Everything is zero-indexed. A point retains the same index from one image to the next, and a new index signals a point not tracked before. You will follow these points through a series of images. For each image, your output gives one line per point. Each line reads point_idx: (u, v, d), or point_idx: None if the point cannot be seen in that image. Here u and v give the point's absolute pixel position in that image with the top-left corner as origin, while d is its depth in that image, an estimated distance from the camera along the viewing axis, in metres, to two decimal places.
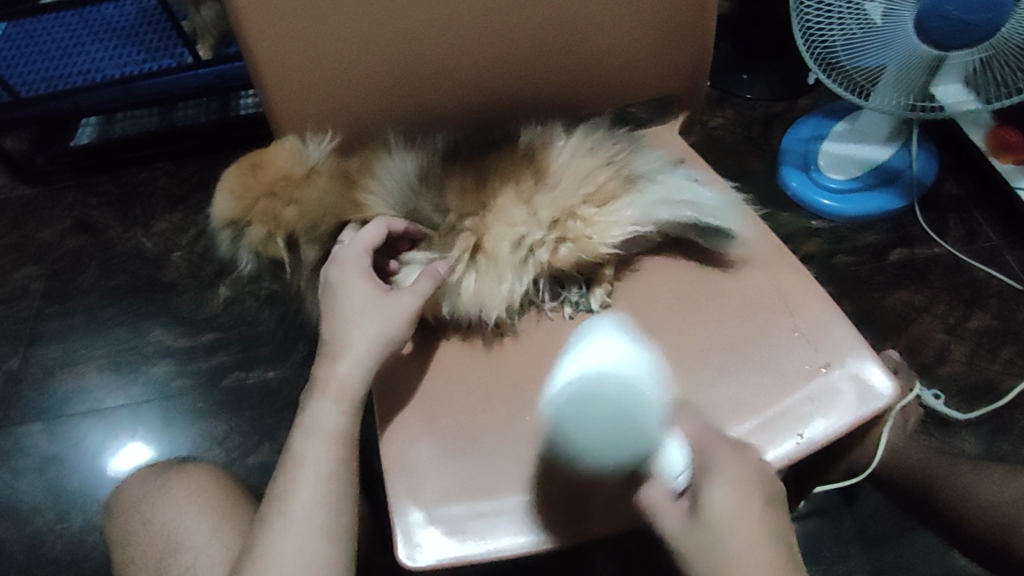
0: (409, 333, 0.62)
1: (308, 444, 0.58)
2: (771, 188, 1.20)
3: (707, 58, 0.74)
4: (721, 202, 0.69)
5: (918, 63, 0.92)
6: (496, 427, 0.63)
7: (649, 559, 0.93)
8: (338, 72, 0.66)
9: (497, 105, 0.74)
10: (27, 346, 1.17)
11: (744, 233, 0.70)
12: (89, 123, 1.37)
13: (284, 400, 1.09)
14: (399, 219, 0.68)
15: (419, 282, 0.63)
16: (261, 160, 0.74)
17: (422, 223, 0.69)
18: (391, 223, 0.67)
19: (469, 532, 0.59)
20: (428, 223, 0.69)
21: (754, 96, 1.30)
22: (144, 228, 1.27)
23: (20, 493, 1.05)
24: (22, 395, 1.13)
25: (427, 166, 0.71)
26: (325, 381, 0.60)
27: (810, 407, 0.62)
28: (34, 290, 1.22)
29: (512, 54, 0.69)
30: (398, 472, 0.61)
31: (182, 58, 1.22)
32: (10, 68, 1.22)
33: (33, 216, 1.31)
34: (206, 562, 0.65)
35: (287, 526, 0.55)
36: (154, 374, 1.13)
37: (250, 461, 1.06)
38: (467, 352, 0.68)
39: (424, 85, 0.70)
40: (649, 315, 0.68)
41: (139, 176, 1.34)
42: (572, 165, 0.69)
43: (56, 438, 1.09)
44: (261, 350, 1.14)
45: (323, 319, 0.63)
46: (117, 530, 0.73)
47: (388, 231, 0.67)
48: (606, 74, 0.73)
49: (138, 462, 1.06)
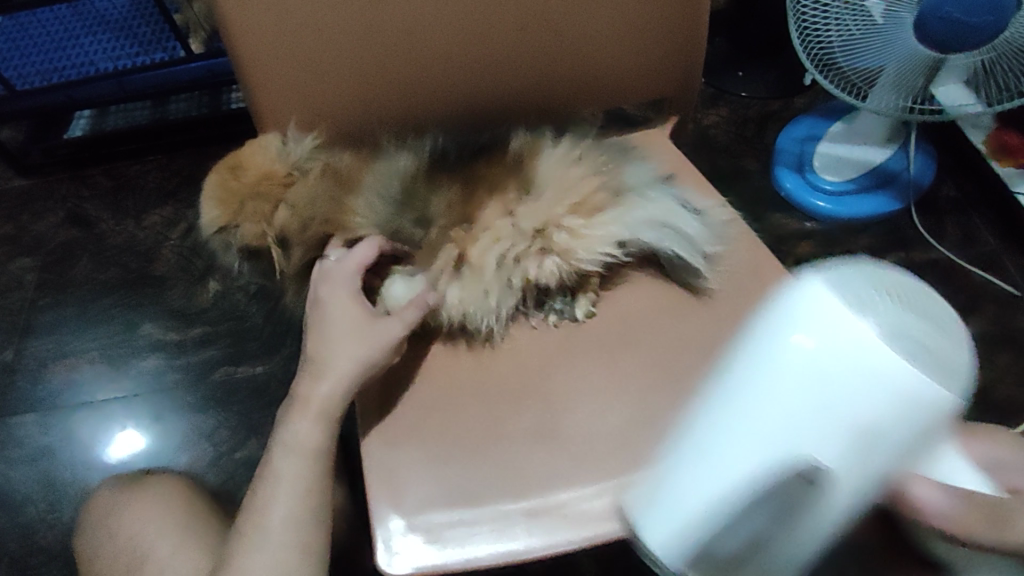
0: (392, 358, 0.61)
1: (287, 461, 0.57)
2: (766, 189, 1.18)
3: (698, 61, 0.72)
4: (703, 228, 0.68)
5: (918, 64, 0.90)
6: (479, 437, 0.63)
7: (632, 564, 0.93)
8: (327, 79, 0.66)
9: (489, 110, 0.73)
10: (21, 337, 1.17)
11: (723, 255, 0.69)
12: (82, 116, 1.37)
13: (272, 395, 1.10)
14: (382, 239, 0.68)
15: (406, 311, 0.62)
16: (240, 160, 0.73)
17: (406, 241, 0.69)
18: (382, 243, 0.67)
19: (450, 539, 0.58)
20: (412, 241, 0.69)
21: (750, 94, 1.29)
22: (137, 221, 1.27)
23: (11, 484, 1.06)
24: (15, 386, 1.13)
25: (416, 172, 0.71)
26: (306, 398, 0.59)
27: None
28: (28, 282, 1.23)
29: (500, 59, 0.68)
30: (381, 479, 0.61)
31: (174, 51, 1.22)
32: (5, 61, 1.21)
33: (28, 208, 1.31)
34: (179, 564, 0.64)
35: (262, 543, 0.54)
36: (146, 367, 1.13)
37: (238, 456, 1.06)
38: (446, 359, 0.68)
39: (417, 86, 0.69)
40: (635, 329, 0.67)
41: (131, 170, 1.34)
42: (558, 175, 0.68)
43: (48, 430, 1.10)
44: (250, 345, 1.14)
45: (309, 336, 0.62)
46: (80, 548, 0.74)
47: (379, 250, 0.67)
48: (596, 78, 0.72)
49: (128, 455, 1.07)
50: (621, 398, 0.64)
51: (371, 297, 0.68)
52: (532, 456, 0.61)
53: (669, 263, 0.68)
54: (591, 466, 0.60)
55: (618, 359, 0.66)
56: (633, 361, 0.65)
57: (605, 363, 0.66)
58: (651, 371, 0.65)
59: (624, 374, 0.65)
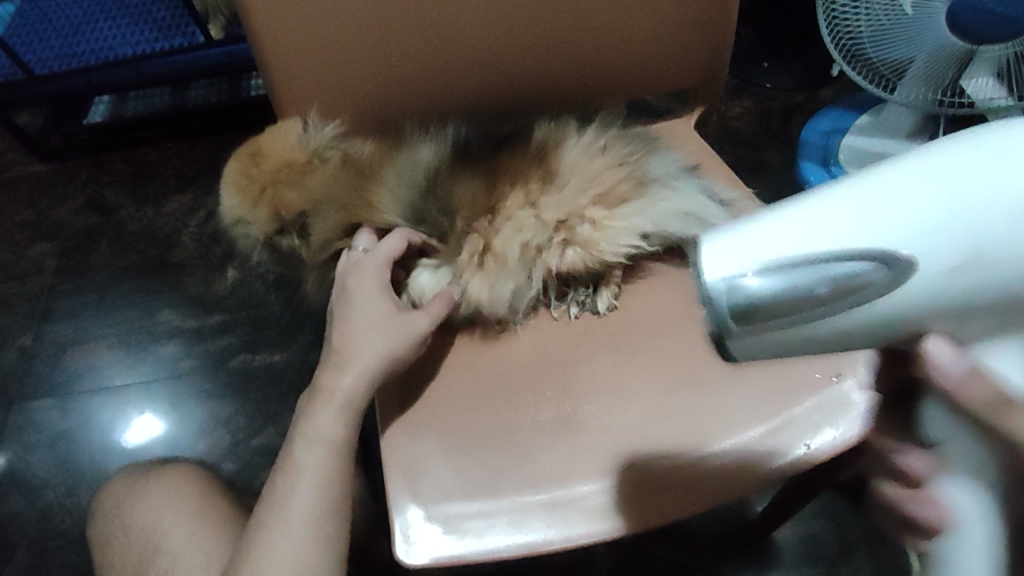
0: (417, 353, 0.61)
1: (309, 452, 0.57)
2: (789, 182, 1.17)
3: (728, 49, 0.71)
4: (730, 220, 0.67)
5: (947, 57, 0.88)
6: (500, 428, 0.62)
7: (649, 559, 0.92)
8: (353, 69, 0.65)
9: (513, 99, 0.73)
10: (40, 322, 1.18)
11: None
12: (102, 101, 1.38)
13: (289, 383, 1.10)
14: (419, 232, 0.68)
15: (432, 306, 0.63)
16: (261, 148, 0.73)
17: (430, 231, 0.69)
18: (411, 236, 0.67)
19: (468, 530, 0.58)
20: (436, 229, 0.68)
21: (774, 86, 1.27)
22: (155, 207, 1.28)
23: (30, 468, 1.07)
24: (34, 370, 1.14)
25: (440, 161, 0.70)
26: (330, 390, 0.58)
27: (819, 416, 0.59)
28: (48, 268, 1.23)
29: (525, 48, 0.67)
30: (400, 469, 0.61)
31: (194, 37, 1.22)
32: (25, 46, 1.20)
33: (47, 193, 1.31)
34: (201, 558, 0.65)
35: (286, 534, 0.54)
36: (164, 353, 1.14)
37: (254, 443, 1.06)
38: (468, 349, 0.67)
39: (442, 78, 0.68)
40: (658, 321, 0.66)
41: (150, 156, 1.34)
42: (582, 164, 0.67)
43: (66, 414, 1.10)
44: (268, 333, 1.14)
45: (333, 328, 0.61)
46: (96, 534, 0.74)
47: (408, 243, 0.66)
48: (623, 69, 0.71)
49: (146, 440, 1.07)
50: (644, 391, 0.63)
51: (396, 288, 0.68)
52: (552, 449, 0.61)
53: (692, 255, 0.67)
54: (611, 455, 0.60)
55: (638, 351, 0.65)
56: (654, 355, 0.64)
57: (628, 355, 0.65)
58: (674, 364, 0.64)
59: (646, 370, 0.64)
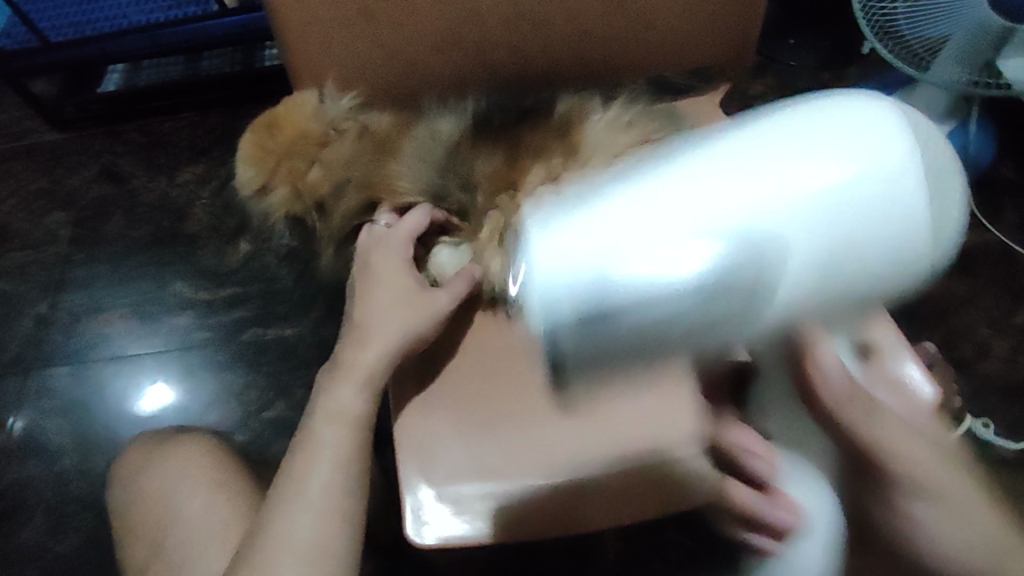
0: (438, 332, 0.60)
1: (329, 427, 0.57)
2: None
3: (758, 23, 0.68)
4: None
5: (985, 35, 0.84)
6: (513, 408, 0.61)
7: (659, 544, 0.92)
8: (373, 39, 0.64)
9: (536, 71, 0.71)
10: (56, 290, 1.19)
11: None
12: (116, 71, 1.36)
13: (301, 357, 1.10)
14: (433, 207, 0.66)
15: (454, 284, 0.61)
16: (275, 119, 0.70)
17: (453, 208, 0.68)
18: (433, 212, 0.65)
19: (479, 511, 0.57)
20: (459, 207, 0.67)
21: (800, 63, 1.23)
22: (169, 178, 1.27)
23: (46, 434, 1.08)
24: (49, 338, 1.15)
25: (461, 134, 0.69)
26: (351, 366, 0.58)
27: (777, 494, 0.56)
28: (63, 237, 1.23)
29: (550, 21, 0.65)
30: (412, 448, 0.60)
31: (208, 5, 1.22)
32: (41, 13, 1.22)
33: (61, 162, 1.31)
34: (214, 536, 0.66)
35: (302, 509, 0.53)
36: (176, 325, 1.14)
37: (265, 416, 1.07)
38: (487, 330, 0.66)
39: (458, 44, 0.66)
40: None
41: (164, 127, 1.33)
42: (607, 139, 0.65)
43: (80, 382, 1.11)
44: (279, 306, 1.14)
45: (355, 304, 0.61)
46: (112, 501, 0.75)
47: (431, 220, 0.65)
48: (648, 44, 0.69)
49: (159, 410, 1.08)
50: None
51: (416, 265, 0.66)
52: (564, 431, 0.60)
53: None
54: (620, 452, 0.58)
55: None
56: None
57: None
58: None
59: None
